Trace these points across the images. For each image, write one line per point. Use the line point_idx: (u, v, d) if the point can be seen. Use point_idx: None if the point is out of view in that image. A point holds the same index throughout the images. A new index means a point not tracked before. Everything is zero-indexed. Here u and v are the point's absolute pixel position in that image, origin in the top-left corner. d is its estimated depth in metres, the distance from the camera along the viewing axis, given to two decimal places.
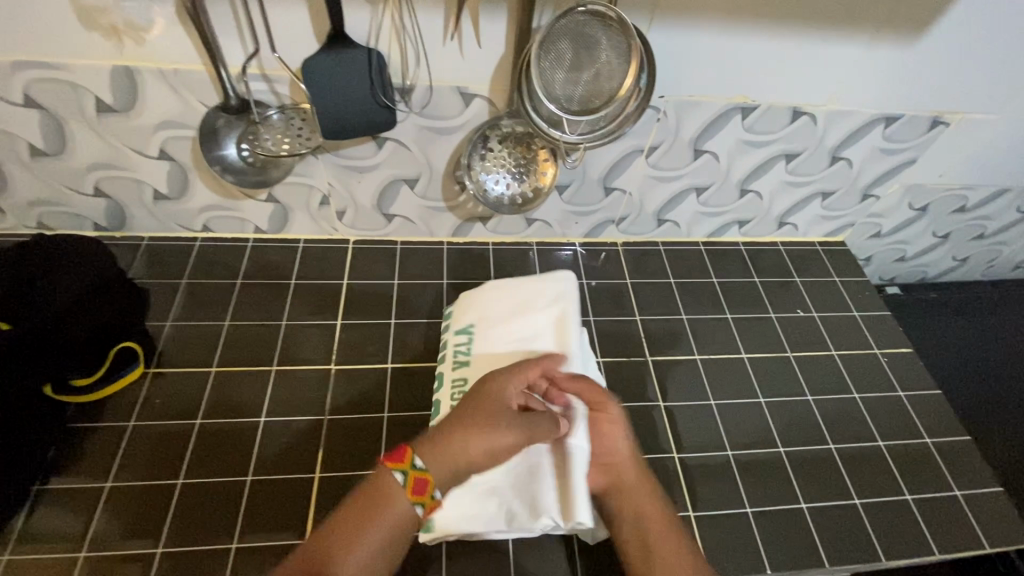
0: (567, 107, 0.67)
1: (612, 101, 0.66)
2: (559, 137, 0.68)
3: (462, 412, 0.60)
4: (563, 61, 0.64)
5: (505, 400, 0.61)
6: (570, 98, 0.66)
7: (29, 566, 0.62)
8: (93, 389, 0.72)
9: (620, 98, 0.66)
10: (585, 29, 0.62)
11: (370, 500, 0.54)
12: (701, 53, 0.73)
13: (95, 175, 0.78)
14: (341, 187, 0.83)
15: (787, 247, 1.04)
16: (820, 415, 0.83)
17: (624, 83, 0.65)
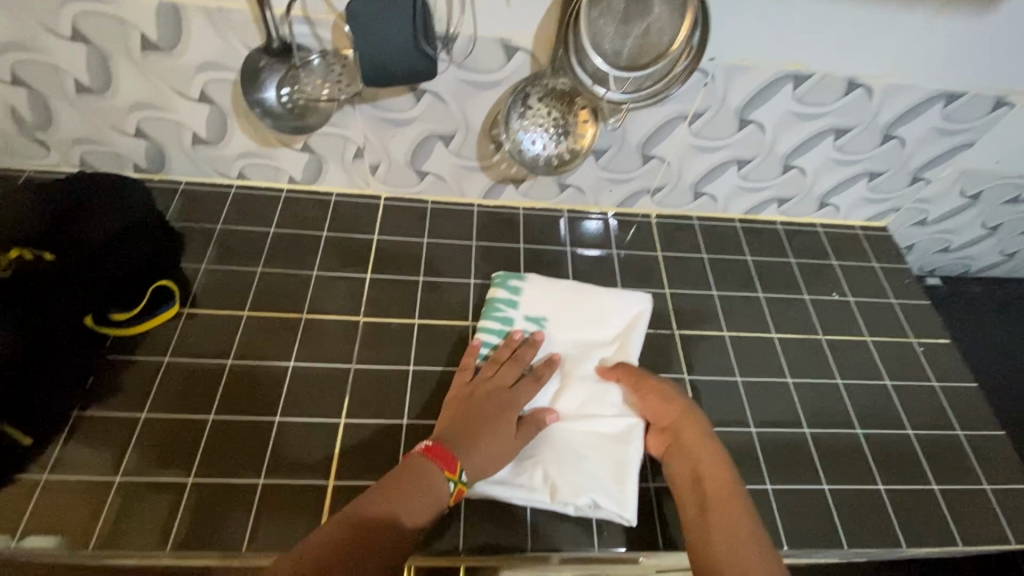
0: (614, 63, 0.66)
1: (662, 58, 0.65)
2: (603, 95, 0.68)
3: (457, 414, 0.67)
4: (614, 14, 0.63)
5: (493, 400, 0.68)
6: (619, 53, 0.65)
7: (66, 486, 0.64)
8: (133, 322, 0.74)
9: (671, 55, 0.65)
10: None
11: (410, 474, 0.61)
12: (754, 13, 0.71)
13: (137, 114, 0.78)
14: (376, 140, 0.82)
15: (826, 230, 1.01)
16: (849, 400, 0.81)
17: (676, 39, 0.64)
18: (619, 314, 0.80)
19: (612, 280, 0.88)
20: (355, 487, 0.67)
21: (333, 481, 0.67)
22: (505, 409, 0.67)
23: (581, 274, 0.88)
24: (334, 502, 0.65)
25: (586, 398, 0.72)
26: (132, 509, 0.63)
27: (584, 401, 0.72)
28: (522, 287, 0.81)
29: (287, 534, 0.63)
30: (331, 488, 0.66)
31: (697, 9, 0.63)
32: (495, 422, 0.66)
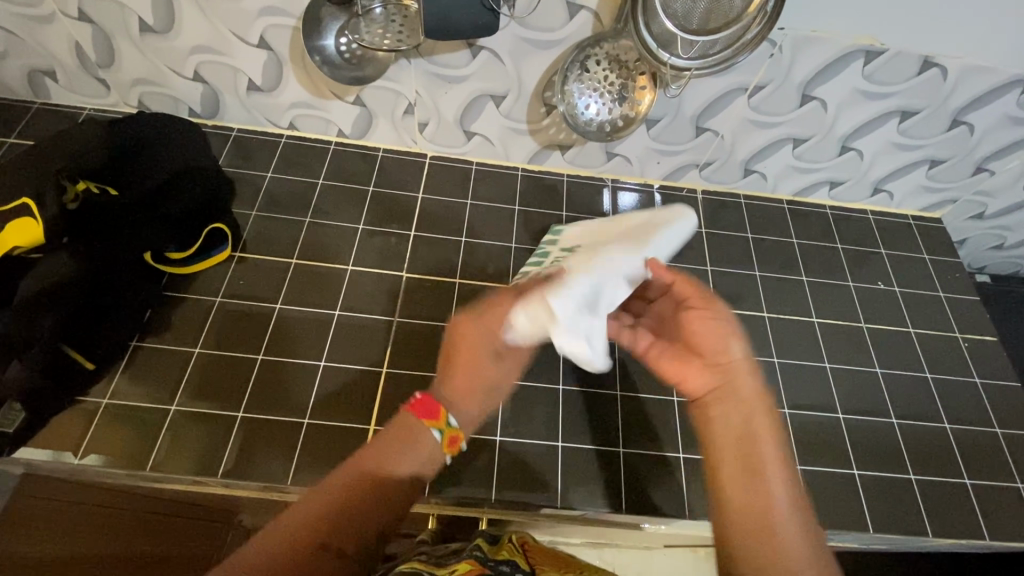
0: (684, 25, 0.65)
1: (735, 22, 0.64)
2: (666, 60, 0.67)
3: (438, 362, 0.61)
4: None
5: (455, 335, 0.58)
6: (689, 15, 0.64)
7: (126, 411, 0.67)
8: (187, 262, 0.76)
9: (744, 19, 0.64)
10: None
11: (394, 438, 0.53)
12: None
13: (196, 57, 0.79)
14: (428, 96, 0.82)
15: (877, 217, 0.98)
16: (885, 388, 0.81)
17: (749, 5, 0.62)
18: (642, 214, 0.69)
19: None
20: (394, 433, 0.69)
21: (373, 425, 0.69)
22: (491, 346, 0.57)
23: None
24: None
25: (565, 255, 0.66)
26: (184, 438, 0.66)
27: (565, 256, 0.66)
28: (567, 230, 0.80)
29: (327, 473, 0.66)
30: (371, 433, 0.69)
31: None
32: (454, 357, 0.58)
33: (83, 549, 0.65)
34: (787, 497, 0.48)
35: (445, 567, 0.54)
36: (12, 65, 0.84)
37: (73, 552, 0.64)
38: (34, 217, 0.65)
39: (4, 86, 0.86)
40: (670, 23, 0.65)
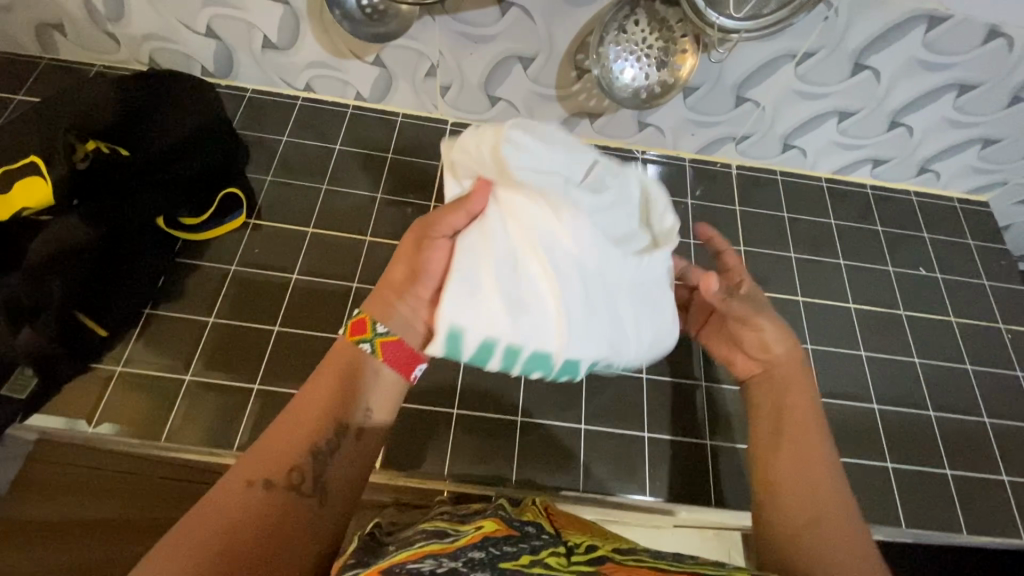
0: None
1: None
2: (713, 21, 0.61)
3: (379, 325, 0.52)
4: None
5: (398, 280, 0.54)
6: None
7: (140, 379, 0.66)
8: (200, 229, 0.73)
9: None
10: None
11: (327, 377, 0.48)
12: None
13: (209, 11, 0.75)
14: (452, 58, 0.77)
15: (920, 198, 0.92)
16: (923, 379, 0.77)
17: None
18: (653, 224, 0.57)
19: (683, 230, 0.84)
20: (413, 410, 0.68)
21: None
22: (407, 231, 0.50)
23: None
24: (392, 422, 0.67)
25: None
26: (199, 408, 0.65)
27: None
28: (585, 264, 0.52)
29: None
30: None
31: None
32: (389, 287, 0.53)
33: (97, 513, 0.63)
34: (824, 450, 0.52)
35: (467, 525, 0.53)
36: (18, 17, 0.80)
37: (89, 516, 0.63)
38: (42, 175, 0.62)
39: (11, 40, 0.83)
40: None
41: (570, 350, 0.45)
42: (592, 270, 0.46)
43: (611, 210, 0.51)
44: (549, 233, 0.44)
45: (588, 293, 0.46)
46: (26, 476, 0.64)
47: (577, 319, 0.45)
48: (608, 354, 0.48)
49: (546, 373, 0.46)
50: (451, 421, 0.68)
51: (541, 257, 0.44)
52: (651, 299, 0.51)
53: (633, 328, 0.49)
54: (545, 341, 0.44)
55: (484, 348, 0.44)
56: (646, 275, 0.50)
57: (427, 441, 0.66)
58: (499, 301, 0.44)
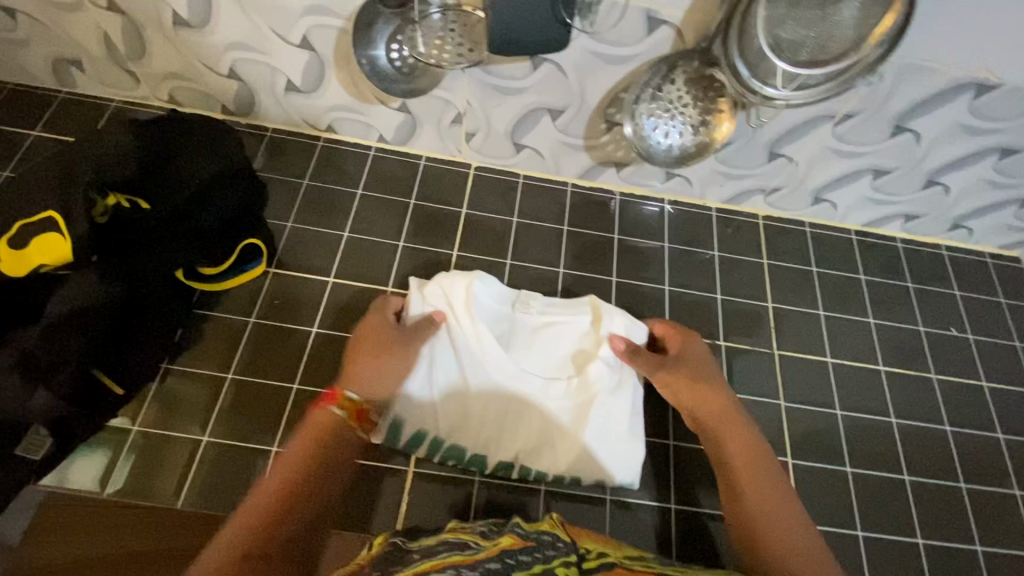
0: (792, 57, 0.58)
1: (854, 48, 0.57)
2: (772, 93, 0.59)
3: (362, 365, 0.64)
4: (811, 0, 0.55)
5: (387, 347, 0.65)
6: (797, 48, 0.58)
7: (158, 438, 0.65)
8: (219, 278, 0.72)
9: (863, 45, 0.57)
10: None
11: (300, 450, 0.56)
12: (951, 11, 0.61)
13: (232, 54, 0.74)
14: (479, 107, 0.75)
15: (952, 253, 0.90)
16: (955, 449, 0.76)
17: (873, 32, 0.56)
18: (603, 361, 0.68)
19: (711, 284, 0.83)
20: (435, 475, 0.66)
21: (412, 467, 0.67)
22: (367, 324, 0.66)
23: (676, 276, 0.82)
24: (413, 487, 0.65)
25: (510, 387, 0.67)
26: (218, 469, 0.64)
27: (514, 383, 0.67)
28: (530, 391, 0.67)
29: (367, 514, 0.64)
30: (410, 474, 0.66)
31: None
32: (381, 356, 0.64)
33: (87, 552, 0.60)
34: (778, 485, 0.59)
35: (488, 539, 0.54)
36: (36, 51, 0.78)
37: (92, 552, 0.60)
38: (62, 233, 0.61)
39: (28, 73, 0.81)
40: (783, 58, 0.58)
41: (479, 443, 0.66)
42: (518, 387, 0.67)
43: (538, 332, 0.70)
44: (472, 354, 0.67)
45: (494, 402, 0.66)
46: (36, 514, 0.62)
47: (478, 425, 0.66)
48: (514, 454, 0.66)
49: (460, 458, 0.66)
50: (473, 487, 0.66)
51: (462, 371, 0.66)
52: (565, 416, 0.66)
53: (546, 433, 0.66)
54: (459, 434, 0.66)
55: (416, 435, 0.65)
56: (559, 397, 0.67)
57: (447, 509, 0.65)
58: (431, 399, 0.65)
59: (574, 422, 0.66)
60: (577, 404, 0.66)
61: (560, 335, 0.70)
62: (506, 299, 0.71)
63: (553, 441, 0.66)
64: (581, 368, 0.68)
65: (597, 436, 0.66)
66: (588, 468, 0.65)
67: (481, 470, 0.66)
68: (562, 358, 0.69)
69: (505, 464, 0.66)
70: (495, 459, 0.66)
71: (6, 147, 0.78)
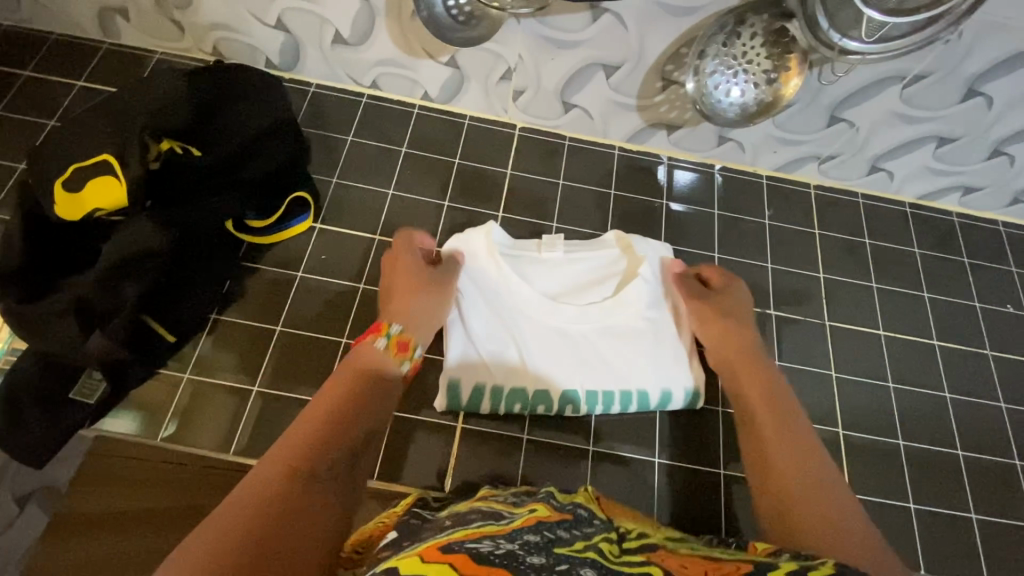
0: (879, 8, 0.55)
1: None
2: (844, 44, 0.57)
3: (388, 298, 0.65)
4: None
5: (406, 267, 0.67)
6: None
7: (208, 388, 0.65)
8: (266, 231, 0.71)
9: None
10: None
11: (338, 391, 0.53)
12: None
13: (282, 3, 0.72)
14: (532, 63, 0.73)
15: (1010, 229, 0.87)
16: (1010, 427, 0.74)
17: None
18: (640, 287, 0.69)
19: (761, 254, 0.81)
20: (483, 433, 0.66)
21: (461, 424, 0.66)
22: (394, 264, 0.67)
23: (725, 244, 0.80)
24: (462, 444, 0.65)
25: (558, 326, 0.67)
26: (268, 421, 0.64)
27: (561, 322, 0.67)
28: (577, 330, 0.67)
29: (416, 469, 0.63)
30: (458, 431, 0.66)
31: None
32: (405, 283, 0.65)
33: (136, 503, 0.60)
34: (812, 449, 0.55)
35: (521, 507, 0.49)
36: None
37: (141, 505, 0.60)
38: (116, 176, 0.61)
39: (73, 23, 0.81)
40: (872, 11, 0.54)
41: (537, 381, 0.65)
42: (565, 327, 0.67)
43: (567, 268, 0.70)
44: (507, 302, 0.67)
45: (543, 340, 0.67)
46: (82, 461, 0.61)
47: (529, 369, 0.66)
48: (576, 382, 0.66)
49: (526, 402, 0.65)
50: (521, 446, 0.65)
51: (504, 312, 0.67)
52: (618, 335, 0.67)
53: (603, 357, 0.67)
54: (519, 378, 0.65)
55: (474, 394, 0.65)
56: (607, 318, 0.68)
57: (495, 468, 0.64)
58: (478, 352, 0.66)
59: (626, 342, 0.67)
60: (626, 319, 0.68)
61: (587, 265, 0.70)
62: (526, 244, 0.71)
63: (611, 364, 0.67)
64: (623, 283, 0.69)
65: (650, 354, 0.67)
66: (653, 381, 0.67)
67: (548, 409, 0.65)
68: (599, 287, 0.70)
69: (567, 400, 0.65)
70: (557, 392, 0.65)
71: (52, 97, 0.78)
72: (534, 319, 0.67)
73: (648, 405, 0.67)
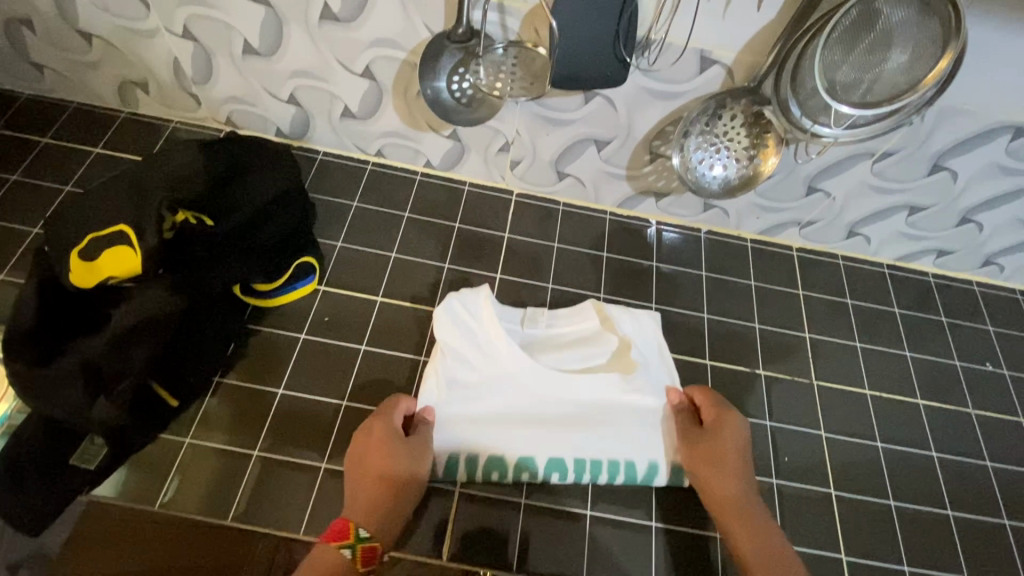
0: (844, 99, 0.61)
1: (912, 91, 0.59)
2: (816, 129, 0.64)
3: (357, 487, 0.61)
4: (855, 47, 0.58)
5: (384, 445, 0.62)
6: (851, 90, 0.60)
7: (208, 452, 0.65)
8: (271, 294, 0.74)
9: (924, 86, 0.59)
10: (890, 24, 0.56)
11: (322, 571, 0.55)
12: (1004, 58, 0.63)
13: (295, 81, 0.77)
14: (528, 137, 0.78)
15: (983, 289, 0.91)
16: (996, 485, 0.75)
17: (923, 78, 0.58)
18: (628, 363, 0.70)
19: (748, 314, 0.84)
20: (481, 496, 0.66)
21: (458, 488, 0.66)
22: (370, 439, 0.63)
23: (714, 304, 0.84)
24: (461, 508, 0.65)
25: (546, 398, 0.69)
26: (266, 485, 0.64)
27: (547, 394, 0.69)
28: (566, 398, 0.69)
29: (413, 535, 0.63)
30: (456, 495, 0.66)
31: (962, 36, 0.56)
32: (371, 467, 0.61)
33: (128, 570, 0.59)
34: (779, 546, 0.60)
35: None
36: (104, 74, 0.82)
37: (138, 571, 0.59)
38: (132, 246, 0.63)
39: (94, 93, 0.85)
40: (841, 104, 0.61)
41: (520, 450, 0.67)
42: (550, 398, 0.69)
43: (551, 340, 0.73)
44: (495, 369, 0.69)
45: (532, 413, 0.68)
46: (76, 525, 0.61)
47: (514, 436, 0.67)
48: (563, 451, 0.67)
49: (506, 469, 0.66)
50: (519, 510, 0.66)
51: (490, 382, 0.68)
52: (606, 403, 0.69)
53: (590, 427, 0.68)
54: (502, 444, 0.67)
55: (450, 460, 0.66)
56: (595, 389, 0.69)
57: (493, 532, 0.65)
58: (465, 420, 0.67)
59: (613, 413, 0.69)
60: (613, 393, 0.69)
61: (570, 336, 0.73)
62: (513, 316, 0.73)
63: (599, 433, 0.68)
64: (607, 355, 0.72)
65: (637, 425, 0.69)
66: (638, 451, 0.67)
67: (532, 476, 0.66)
68: (586, 360, 0.71)
69: (552, 467, 0.66)
70: (542, 460, 0.66)
71: (69, 163, 0.82)
72: (518, 388, 0.68)
73: (636, 476, 0.67)
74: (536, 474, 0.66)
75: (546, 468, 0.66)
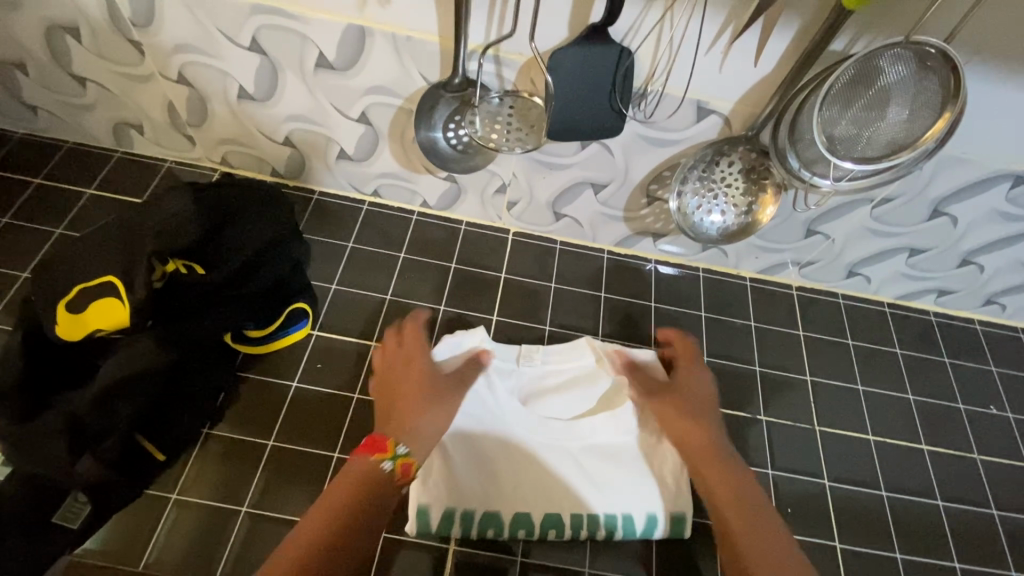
0: (845, 155, 0.60)
1: (913, 147, 0.59)
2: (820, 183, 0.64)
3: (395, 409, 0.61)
4: (854, 104, 0.58)
5: (418, 374, 0.65)
6: (852, 145, 0.60)
7: (195, 508, 0.64)
8: (263, 340, 0.72)
9: (924, 143, 0.58)
10: (888, 83, 0.56)
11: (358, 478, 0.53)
12: (1004, 110, 0.62)
13: (291, 124, 0.76)
14: (524, 179, 0.78)
15: (985, 328, 0.90)
16: (1003, 535, 0.74)
17: (922, 134, 0.58)
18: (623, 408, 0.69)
19: (748, 355, 0.82)
20: (476, 553, 0.65)
21: (453, 546, 0.65)
22: (403, 371, 0.65)
23: (713, 346, 0.82)
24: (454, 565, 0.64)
25: (544, 450, 0.67)
26: (255, 543, 0.62)
27: (544, 444, 0.67)
28: (564, 449, 0.67)
29: None
30: (450, 552, 0.64)
31: (961, 95, 0.55)
32: (409, 392, 0.62)
33: None
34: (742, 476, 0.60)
35: None
36: (99, 116, 0.82)
37: None
38: (121, 298, 0.62)
39: (89, 134, 0.85)
40: (847, 163, 0.60)
41: (516, 506, 0.65)
42: (546, 447, 0.67)
43: (545, 381, 0.71)
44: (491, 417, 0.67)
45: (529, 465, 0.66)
46: None
47: (509, 489, 0.65)
48: (560, 506, 0.65)
49: (502, 526, 0.64)
50: (514, 567, 0.64)
51: (486, 435, 0.67)
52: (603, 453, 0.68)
53: (589, 478, 0.67)
54: (497, 499, 0.65)
55: (446, 517, 0.64)
56: (593, 438, 0.68)
57: None
58: (460, 473, 0.65)
59: (611, 463, 0.67)
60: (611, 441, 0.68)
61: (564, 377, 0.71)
62: (508, 352, 0.71)
63: (598, 485, 0.66)
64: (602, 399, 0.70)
65: (636, 474, 0.67)
66: (637, 505, 0.66)
67: (529, 534, 0.64)
68: (583, 400, 0.70)
69: (550, 523, 0.65)
70: (539, 516, 0.65)
71: (60, 205, 0.81)
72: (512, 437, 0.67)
73: (633, 531, 0.65)
74: (533, 531, 0.64)
75: (544, 525, 0.65)
